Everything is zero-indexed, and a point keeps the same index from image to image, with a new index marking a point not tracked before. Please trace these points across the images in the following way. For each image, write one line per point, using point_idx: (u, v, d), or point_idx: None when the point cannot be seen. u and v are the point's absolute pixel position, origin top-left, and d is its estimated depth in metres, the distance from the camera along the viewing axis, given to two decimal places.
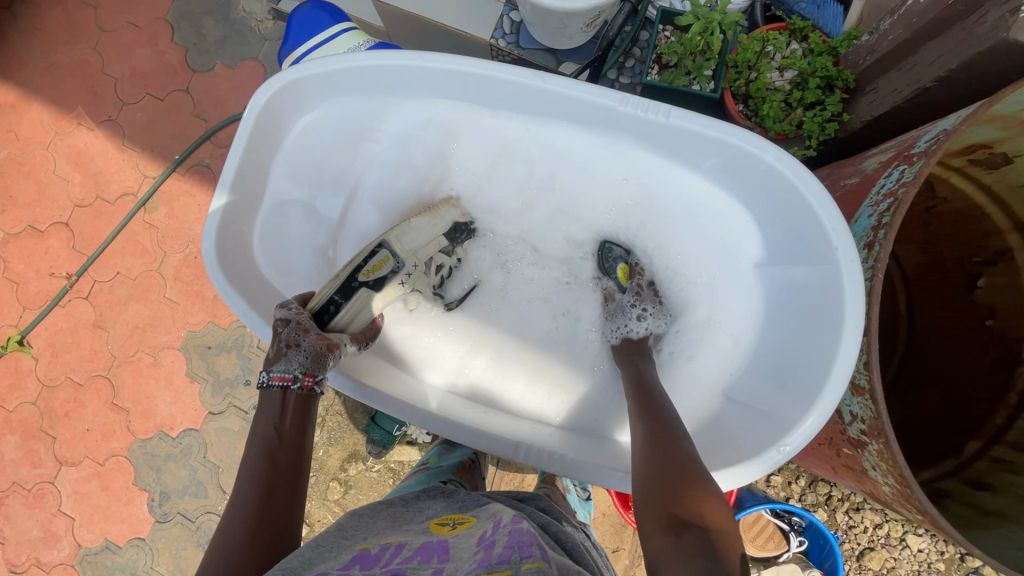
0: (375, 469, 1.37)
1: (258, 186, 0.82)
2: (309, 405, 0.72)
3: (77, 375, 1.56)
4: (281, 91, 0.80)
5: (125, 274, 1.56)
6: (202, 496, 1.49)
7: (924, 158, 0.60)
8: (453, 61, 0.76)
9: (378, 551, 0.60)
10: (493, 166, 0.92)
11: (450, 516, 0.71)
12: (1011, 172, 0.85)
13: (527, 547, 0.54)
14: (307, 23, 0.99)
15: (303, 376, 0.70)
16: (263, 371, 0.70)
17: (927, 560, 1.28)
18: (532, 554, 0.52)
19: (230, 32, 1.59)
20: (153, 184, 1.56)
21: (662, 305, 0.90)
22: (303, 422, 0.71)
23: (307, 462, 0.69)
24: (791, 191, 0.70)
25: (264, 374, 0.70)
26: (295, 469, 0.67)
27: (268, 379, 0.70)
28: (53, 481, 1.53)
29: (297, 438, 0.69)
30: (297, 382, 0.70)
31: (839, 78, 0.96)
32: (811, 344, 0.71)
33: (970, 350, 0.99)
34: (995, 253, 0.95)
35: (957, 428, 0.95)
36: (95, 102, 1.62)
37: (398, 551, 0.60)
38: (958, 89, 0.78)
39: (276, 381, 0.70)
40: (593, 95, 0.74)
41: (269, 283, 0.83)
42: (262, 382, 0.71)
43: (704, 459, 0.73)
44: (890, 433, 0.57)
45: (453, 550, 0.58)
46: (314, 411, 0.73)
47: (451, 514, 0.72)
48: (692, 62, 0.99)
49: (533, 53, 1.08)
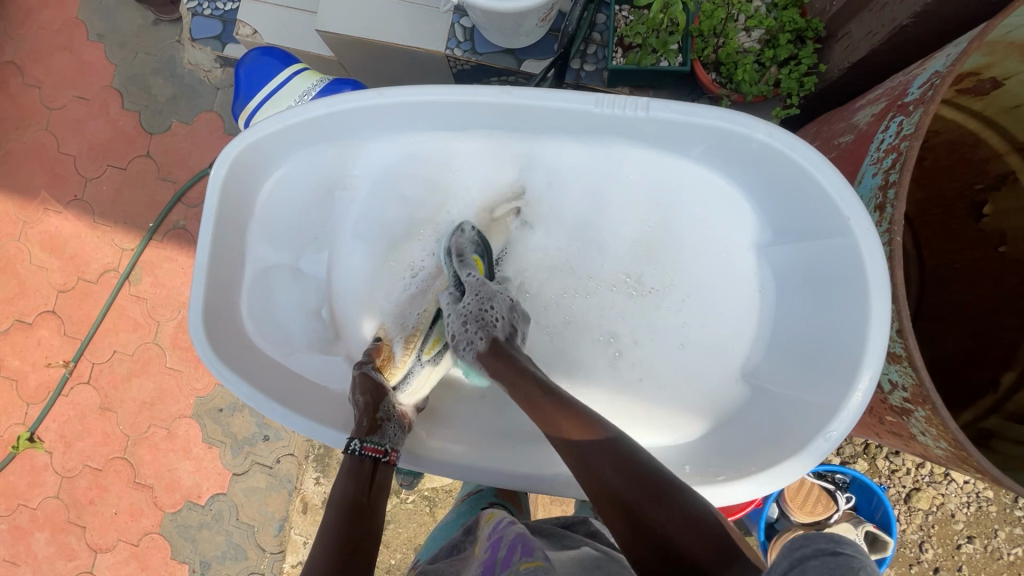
0: (410, 500, 1.35)
1: (237, 257, 0.80)
2: (384, 485, 0.74)
3: (94, 461, 1.53)
4: (244, 154, 0.77)
5: (122, 351, 1.53)
6: (243, 558, 1.46)
7: (922, 105, 0.59)
8: (418, 91, 0.74)
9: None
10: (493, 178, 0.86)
11: (483, 523, 0.77)
12: (1001, 96, 0.84)
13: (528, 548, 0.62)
14: (255, 73, 0.94)
15: (392, 450, 0.73)
16: (358, 440, 0.72)
17: (975, 490, 1.27)
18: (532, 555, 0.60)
19: (180, 88, 1.54)
20: (133, 256, 1.53)
21: (704, 295, 0.82)
22: (376, 491, 0.73)
23: (377, 537, 0.68)
24: (790, 165, 0.68)
25: (357, 442, 0.72)
26: (365, 542, 0.66)
27: (363, 450, 0.72)
28: (91, 570, 1.51)
29: (367, 514, 0.69)
30: (387, 455, 0.73)
31: (808, 29, 0.93)
32: (837, 320, 0.68)
33: (989, 279, 0.95)
34: (997, 177, 0.93)
35: (989, 361, 0.92)
36: (57, 183, 1.58)
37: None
38: (934, 21, 0.76)
39: (368, 453, 0.72)
40: (565, 100, 0.72)
41: (268, 355, 0.81)
42: (352, 449, 0.72)
43: (755, 455, 0.71)
44: (935, 398, 0.56)
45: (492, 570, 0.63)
46: (388, 489, 0.75)
47: (480, 526, 0.77)
48: (657, 38, 0.96)
49: (492, 57, 1.05)
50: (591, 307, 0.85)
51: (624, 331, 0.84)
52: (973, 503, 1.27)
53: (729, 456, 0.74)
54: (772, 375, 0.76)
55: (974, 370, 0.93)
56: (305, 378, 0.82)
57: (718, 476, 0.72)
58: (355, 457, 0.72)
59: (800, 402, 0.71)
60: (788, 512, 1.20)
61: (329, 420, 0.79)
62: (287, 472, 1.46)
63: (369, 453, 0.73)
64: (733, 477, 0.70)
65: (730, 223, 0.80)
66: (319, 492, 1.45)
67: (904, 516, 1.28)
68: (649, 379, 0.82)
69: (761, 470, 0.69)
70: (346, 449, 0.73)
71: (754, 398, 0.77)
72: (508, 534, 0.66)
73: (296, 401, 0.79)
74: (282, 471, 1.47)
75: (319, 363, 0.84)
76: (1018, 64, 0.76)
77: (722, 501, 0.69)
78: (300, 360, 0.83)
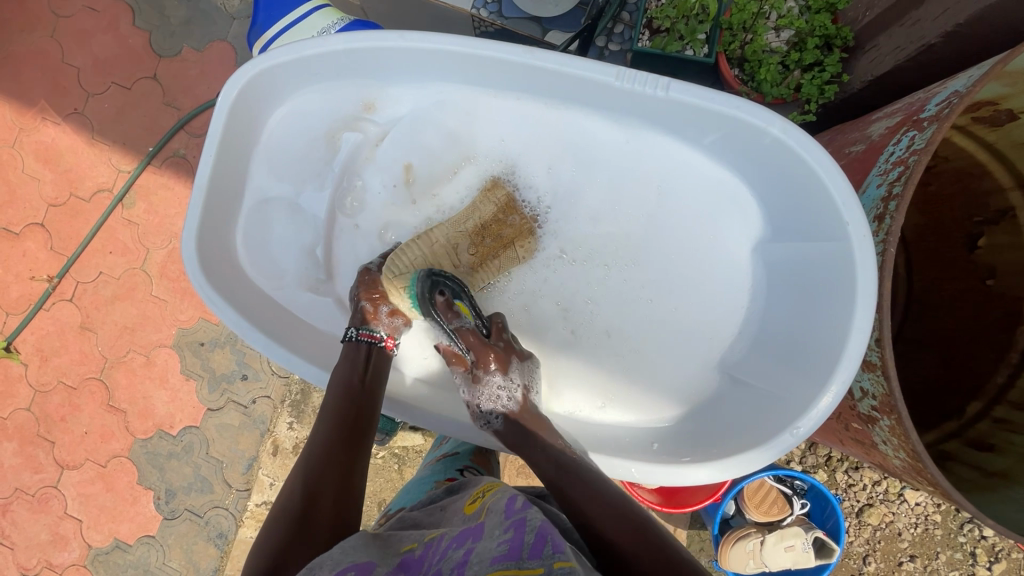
0: (380, 455, 1.37)
1: (236, 185, 0.80)
2: (381, 367, 0.79)
3: (69, 379, 1.53)
4: (253, 81, 0.75)
5: (108, 273, 1.51)
6: (208, 491, 1.48)
7: (937, 122, 0.59)
8: (443, 39, 0.72)
9: (425, 550, 0.57)
10: (509, 137, 0.84)
11: (482, 490, 0.68)
12: (1015, 129, 0.84)
13: (558, 541, 0.50)
14: (276, 1, 0.91)
15: (388, 339, 0.80)
16: (354, 327, 0.78)
17: (924, 513, 1.31)
18: (565, 550, 0.48)
19: (195, 12, 1.50)
20: (129, 179, 1.50)
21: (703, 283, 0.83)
22: (373, 378, 0.76)
23: (373, 421, 0.73)
24: (799, 163, 0.68)
25: (352, 329, 0.78)
26: (360, 426, 0.71)
27: (359, 335, 0.78)
28: (56, 485, 1.52)
29: (365, 397, 0.74)
30: (383, 341, 0.80)
31: (837, 37, 0.92)
32: (821, 321, 0.70)
33: (972, 309, 0.97)
34: (997, 212, 0.93)
35: (959, 389, 0.94)
36: (58, 94, 1.54)
37: (439, 545, 0.57)
38: (961, 45, 0.76)
39: (364, 338, 0.78)
40: (587, 69, 0.71)
41: (257, 287, 0.81)
42: (348, 336, 0.79)
43: (718, 445, 0.74)
44: (902, 408, 0.57)
45: (482, 528, 0.56)
46: (386, 371, 0.79)
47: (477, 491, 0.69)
48: (685, 25, 0.93)
49: (517, 22, 1.03)
50: (568, 284, 0.86)
51: (582, 306, 0.86)
52: (920, 525, 1.31)
53: (699, 444, 0.77)
54: (748, 370, 0.79)
55: (942, 395, 0.95)
56: (291, 315, 0.83)
57: (682, 459, 0.75)
58: (352, 343, 0.78)
59: (772, 396, 0.73)
60: (743, 510, 1.25)
61: (312, 359, 0.79)
62: (261, 413, 1.48)
63: (364, 339, 0.78)
64: (700, 460, 0.73)
65: (729, 216, 0.81)
66: (291, 437, 1.46)
67: (853, 529, 1.33)
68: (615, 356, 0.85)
69: (725, 457, 0.71)
70: (345, 336, 0.79)
71: (729, 388, 0.79)
72: (530, 510, 0.55)
73: (279, 335, 0.79)
74: (256, 412, 1.48)
75: (308, 302, 0.85)
76: None
77: (685, 483, 0.72)
78: (288, 296, 0.84)
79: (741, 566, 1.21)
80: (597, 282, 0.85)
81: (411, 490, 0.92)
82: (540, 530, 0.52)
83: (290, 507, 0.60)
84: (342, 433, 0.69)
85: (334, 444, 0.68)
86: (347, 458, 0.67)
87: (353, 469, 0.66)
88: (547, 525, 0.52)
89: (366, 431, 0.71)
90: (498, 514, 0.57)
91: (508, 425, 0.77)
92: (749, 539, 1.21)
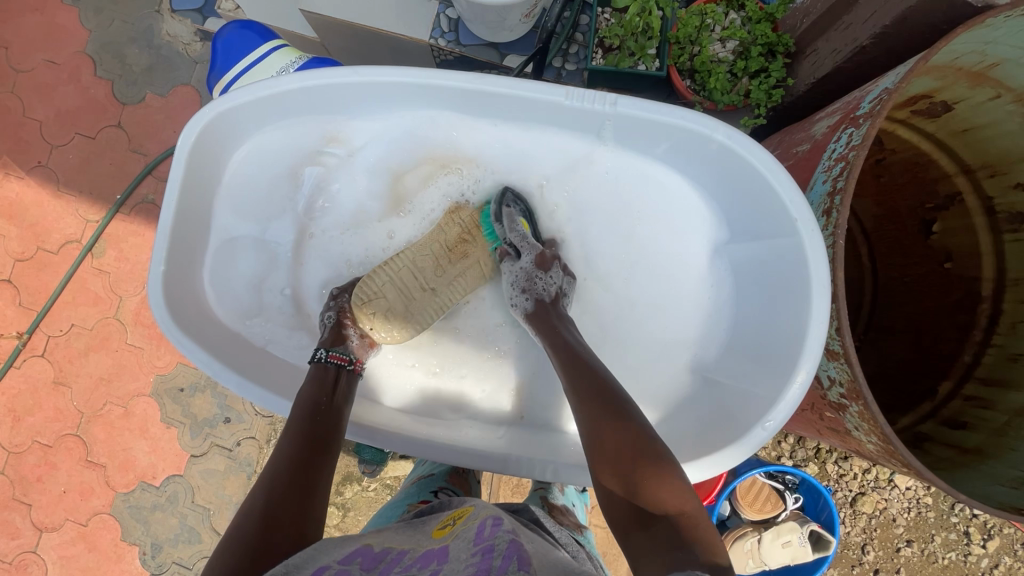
0: (372, 488, 1.35)
1: (201, 226, 0.80)
2: (349, 390, 0.79)
3: (44, 437, 1.48)
4: (212, 124, 0.76)
5: (80, 325, 1.49)
6: (196, 541, 1.44)
7: (871, 118, 0.62)
8: (395, 71, 0.74)
9: (381, 555, 0.60)
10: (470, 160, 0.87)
11: (449, 515, 0.70)
12: (952, 118, 0.89)
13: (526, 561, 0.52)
14: (234, 45, 0.93)
15: (356, 360, 0.81)
16: (323, 350, 0.79)
17: (915, 496, 1.33)
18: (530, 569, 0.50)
19: (156, 58, 1.51)
20: (97, 228, 1.48)
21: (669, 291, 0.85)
22: (341, 398, 0.77)
23: (338, 440, 0.72)
24: (745, 165, 0.71)
25: (322, 351, 0.79)
26: (324, 442, 0.70)
27: (328, 357, 0.78)
28: (35, 549, 1.46)
29: (330, 414, 0.73)
30: (352, 364, 0.81)
31: (779, 44, 0.96)
32: (780, 316, 0.72)
33: (934, 292, 1.01)
34: (946, 198, 0.98)
35: (929, 370, 0.97)
36: (22, 149, 1.53)
37: (401, 555, 0.60)
38: (892, 44, 0.80)
39: (333, 361, 0.79)
40: (537, 91, 0.73)
41: (226, 326, 0.81)
42: (318, 358, 0.78)
43: (692, 445, 0.75)
44: (867, 393, 0.59)
45: (452, 551, 0.58)
46: (352, 396, 0.79)
47: (451, 514, 0.71)
48: (635, 42, 0.98)
49: (475, 49, 1.06)
50: None
51: None
52: (913, 509, 1.33)
53: (677, 445, 0.77)
54: (718, 368, 0.80)
55: (915, 378, 0.97)
56: (260, 349, 0.83)
57: None
58: (321, 364, 0.78)
59: (743, 392, 0.75)
60: (738, 509, 1.25)
61: (285, 393, 0.79)
62: (246, 455, 1.44)
63: (334, 361, 0.79)
64: (679, 459, 0.74)
65: (686, 219, 0.83)
66: None
67: (849, 519, 1.34)
68: None
69: (701, 455, 0.72)
70: (312, 358, 0.79)
71: (704, 388, 0.80)
72: (500, 535, 0.58)
73: (252, 371, 0.79)
74: (241, 454, 1.45)
75: (281, 336, 0.85)
76: (967, 90, 0.82)
77: None
78: (260, 332, 0.84)
79: (742, 565, 1.22)
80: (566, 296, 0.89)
81: (385, 514, 0.91)
82: (510, 551, 0.54)
83: (247, 530, 0.58)
84: (304, 450, 0.68)
85: (297, 465, 0.66)
86: (310, 478, 0.65)
87: (313, 491, 0.64)
88: (514, 548, 0.54)
89: (332, 449, 0.70)
90: (472, 540, 0.59)
91: (534, 315, 0.80)
92: (746, 539, 1.23)
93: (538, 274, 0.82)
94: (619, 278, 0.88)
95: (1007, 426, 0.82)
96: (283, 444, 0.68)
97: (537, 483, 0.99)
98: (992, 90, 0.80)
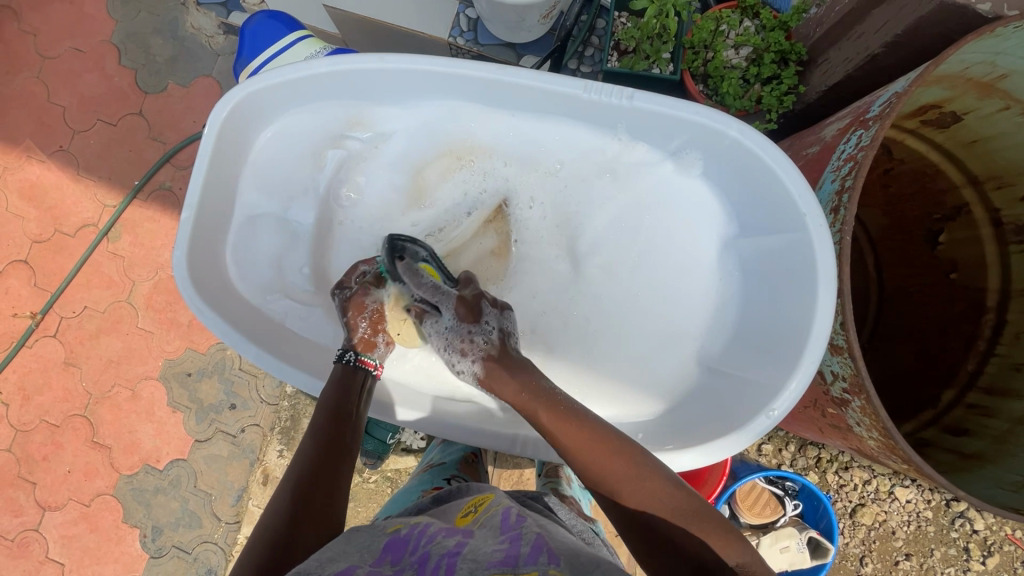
0: (372, 480, 1.36)
1: (226, 202, 0.83)
2: (370, 395, 0.79)
3: (52, 417, 1.50)
4: (241, 105, 0.79)
5: (92, 307, 1.51)
6: (197, 526, 1.45)
7: (879, 121, 0.63)
8: (419, 60, 0.77)
9: (407, 539, 0.60)
10: (489, 151, 0.88)
11: (470, 502, 0.71)
12: (960, 129, 0.91)
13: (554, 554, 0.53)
14: (261, 34, 0.96)
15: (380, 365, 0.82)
16: (350, 354, 0.79)
17: (916, 510, 1.32)
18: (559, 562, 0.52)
19: (180, 50, 1.54)
20: (114, 213, 1.51)
21: (682, 285, 0.86)
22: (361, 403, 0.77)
23: (354, 446, 0.73)
24: (756, 161, 0.73)
25: (349, 355, 0.79)
26: (345, 447, 0.72)
27: (358, 361, 0.79)
28: (37, 528, 1.48)
29: (351, 422, 0.74)
30: (376, 369, 0.81)
31: (792, 52, 0.98)
32: (788, 309, 0.74)
33: (938, 302, 1.02)
34: (953, 209, 0.99)
35: (932, 379, 0.98)
36: (44, 133, 1.56)
37: (426, 536, 0.61)
38: (902, 53, 0.82)
39: (362, 365, 0.80)
40: (555, 83, 0.76)
41: (248, 300, 0.85)
42: (343, 359, 0.79)
43: (698, 434, 0.76)
44: (869, 387, 0.60)
45: (476, 535, 0.59)
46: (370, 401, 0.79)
47: (471, 501, 0.72)
48: (650, 46, 1.00)
49: (493, 48, 1.08)
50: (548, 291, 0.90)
51: (567, 312, 0.90)
52: (913, 522, 1.33)
53: (681, 432, 0.79)
54: (726, 361, 0.81)
55: (917, 387, 0.98)
56: (278, 324, 0.86)
57: (666, 446, 0.77)
58: (348, 367, 0.79)
59: (749, 383, 0.76)
60: (737, 513, 1.25)
61: (302, 366, 0.83)
62: (250, 442, 1.46)
63: (361, 367, 0.80)
64: (682, 446, 0.75)
65: (699, 215, 0.84)
66: (281, 465, 1.45)
67: (848, 530, 1.34)
68: (593, 358, 0.88)
69: (703, 443, 0.74)
70: (339, 358, 0.80)
71: (710, 380, 0.82)
72: (527, 527, 0.59)
73: (270, 344, 0.82)
74: (245, 441, 1.46)
75: (296, 313, 0.87)
76: (976, 101, 0.84)
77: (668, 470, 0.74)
78: (277, 308, 0.86)
79: None
80: (580, 288, 0.90)
81: (398, 499, 0.92)
82: (537, 543, 0.55)
83: (275, 532, 0.61)
84: (325, 455, 0.69)
85: (319, 470, 0.68)
86: (331, 483, 0.67)
87: (334, 496, 0.66)
88: (542, 540, 0.56)
89: (349, 454, 0.71)
90: (498, 527, 0.60)
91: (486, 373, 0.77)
92: None
93: (472, 327, 0.79)
94: (633, 272, 0.88)
95: (1008, 434, 0.82)
96: (306, 451, 0.70)
97: (548, 477, 1.00)
98: (1000, 102, 0.82)
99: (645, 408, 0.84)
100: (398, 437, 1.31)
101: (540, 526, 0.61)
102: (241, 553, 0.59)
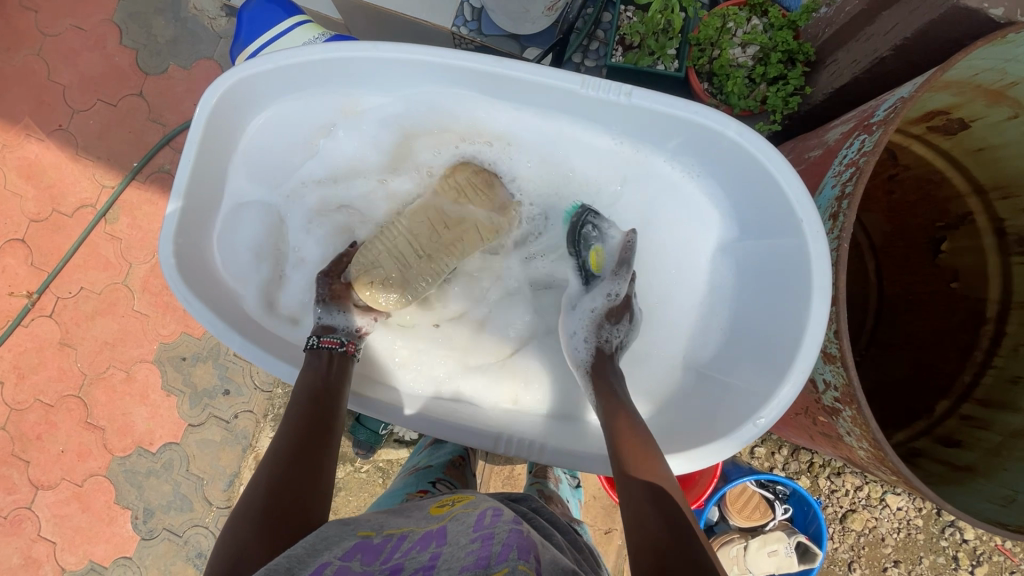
0: (364, 470, 1.36)
1: (214, 190, 0.83)
2: (345, 369, 0.79)
3: (47, 396, 1.50)
4: (229, 91, 0.78)
5: (89, 288, 1.51)
6: (188, 509, 1.45)
7: (883, 125, 0.62)
8: (413, 50, 0.74)
9: (381, 543, 0.60)
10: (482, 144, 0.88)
11: (448, 497, 0.72)
12: (967, 137, 0.89)
13: (525, 551, 0.52)
14: (259, 17, 0.95)
15: (347, 342, 0.82)
16: (315, 336, 0.80)
17: (906, 517, 1.32)
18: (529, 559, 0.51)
19: (182, 31, 1.52)
20: (112, 194, 1.50)
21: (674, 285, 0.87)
22: (342, 375, 0.78)
23: (339, 419, 0.73)
24: (754, 163, 0.72)
25: (314, 337, 0.80)
26: (327, 421, 0.72)
27: (320, 342, 0.79)
28: (30, 506, 1.48)
29: (330, 396, 0.74)
30: (343, 346, 0.81)
31: (799, 52, 0.96)
32: (783, 316, 0.73)
33: (938, 311, 1.01)
34: (957, 217, 0.98)
35: (929, 388, 0.97)
36: (44, 111, 1.55)
37: (400, 543, 0.59)
38: (911, 57, 0.80)
39: (325, 345, 0.80)
40: (551, 78, 0.74)
41: (233, 289, 0.84)
42: (310, 344, 0.79)
43: (686, 437, 0.76)
44: (860, 398, 0.59)
45: (451, 535, 0.59)
46: (349, 375, 0.80)
47: (445, 498, 0.72)
48: (655, 41, 0.98)
49: (495, 39, 1.05)
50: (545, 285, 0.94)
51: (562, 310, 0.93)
52: (903, 530, 1.32)
53: (671, 436, 0.78)
54: (718, 365, 0.81)
55: (913, 396, 0.97)
56: (254, 316, 0.85)
57: None
58: (313, 349, 0.79)
59: (739, 390, 0.75)
60: (727, 515, 1.25)
61: (284, 357, 0.81)
62: (243, 428, 1.46)
63: (325, 345, 0.80)
64: (668, 450, 0.75)
65: (697, 216, 0.84)
66: None
67: (838, 535, 1.33)
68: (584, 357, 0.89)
69: (691, 447, 0.73)
70: (305, 345, 0.80)
71: (701, 384, 0.82)
72: (500, 525, 0.58)
73: (252, 334, 0.81)
74: (238, 427, 1.46)
75: (285, 303, 0.88)
76: (984, 108, 0.82)
77: None
78: (261, 297, 0.86)
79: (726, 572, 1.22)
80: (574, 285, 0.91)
81: (383, 503, 0.92)
82: (511, 539, 0.54)
83: (254, 507, 0.61)
84: (306, 427, 0.70)
85: (299, 445, 0.68)
86: (314, 457, 0.67)
87: (316, 467, 0.66)
88: (515, 539, 0.54)
89: (333, 429, 0.71)
90: (472, 526, 0.59)
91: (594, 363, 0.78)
92: (732, 545, 1.23)
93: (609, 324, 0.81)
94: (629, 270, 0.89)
95: (1001, 447, 0.81)
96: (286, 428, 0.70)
97: (535, 478, 1.01)
98: (1009, 110, 0.80)
99: (635, 411, 0.83)
100: (390, 429, 1.31)
101: (515, 521, 0.60)
102: (226, 531, 0.60)
